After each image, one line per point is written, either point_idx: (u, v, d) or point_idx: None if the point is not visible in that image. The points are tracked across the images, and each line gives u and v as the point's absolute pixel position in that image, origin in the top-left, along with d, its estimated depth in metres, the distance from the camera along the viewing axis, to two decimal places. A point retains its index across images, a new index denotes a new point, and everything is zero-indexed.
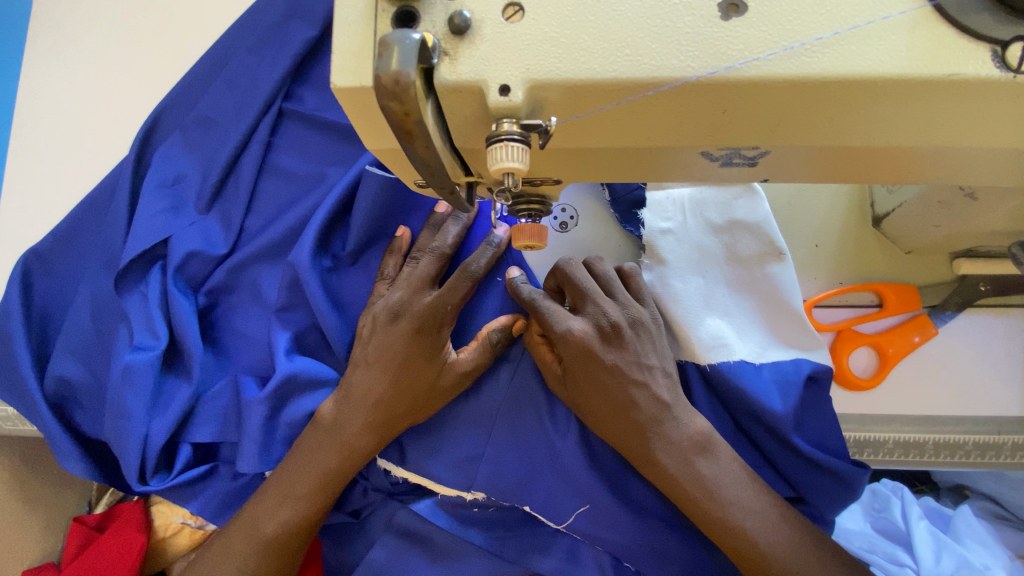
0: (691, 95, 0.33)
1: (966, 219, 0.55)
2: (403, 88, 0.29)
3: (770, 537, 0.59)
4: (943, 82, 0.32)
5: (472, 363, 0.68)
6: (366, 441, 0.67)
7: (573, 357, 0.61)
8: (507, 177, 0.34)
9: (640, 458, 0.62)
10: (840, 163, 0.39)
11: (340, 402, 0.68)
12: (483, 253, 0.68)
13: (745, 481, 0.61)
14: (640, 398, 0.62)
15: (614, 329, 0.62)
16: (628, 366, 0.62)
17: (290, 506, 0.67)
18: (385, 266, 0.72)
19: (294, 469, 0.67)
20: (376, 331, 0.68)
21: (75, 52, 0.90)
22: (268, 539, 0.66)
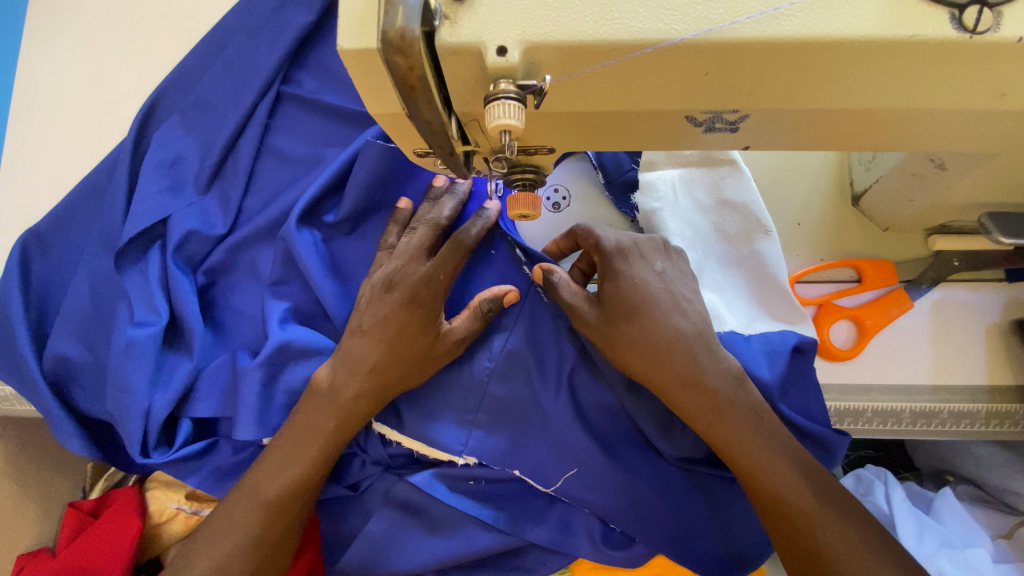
0: (677, 55, 0.35)
1: (937, 191, 0.58)
2: (407, 44, 0.34)
3: (793, 481, 0.60)
4: (906, 44, 0.34)
5: (464, 330, 0.68)
6: (363, 407, 0.68)
7: (623, 259, 0.64)
8: (504, 135, 0.37)
9: (689, 375, 0.61)
10: (816, 126, 0.42)
11: (338, 367, 0.69)
12: (474, 223, 0.69)
13: (772, 418, 0.63)
14: (688, 311, 0.64)
15: (663, 244, 0.68)
16: (675, 279, 0.66)
17: (295, 465, 0.68)
18: (386, 235, 0.74)
19: (296, 432, 0.68)
20: (370, 300, 0.69)
21: (73, 37, 0.91)
22: (269, 502, 0.67)
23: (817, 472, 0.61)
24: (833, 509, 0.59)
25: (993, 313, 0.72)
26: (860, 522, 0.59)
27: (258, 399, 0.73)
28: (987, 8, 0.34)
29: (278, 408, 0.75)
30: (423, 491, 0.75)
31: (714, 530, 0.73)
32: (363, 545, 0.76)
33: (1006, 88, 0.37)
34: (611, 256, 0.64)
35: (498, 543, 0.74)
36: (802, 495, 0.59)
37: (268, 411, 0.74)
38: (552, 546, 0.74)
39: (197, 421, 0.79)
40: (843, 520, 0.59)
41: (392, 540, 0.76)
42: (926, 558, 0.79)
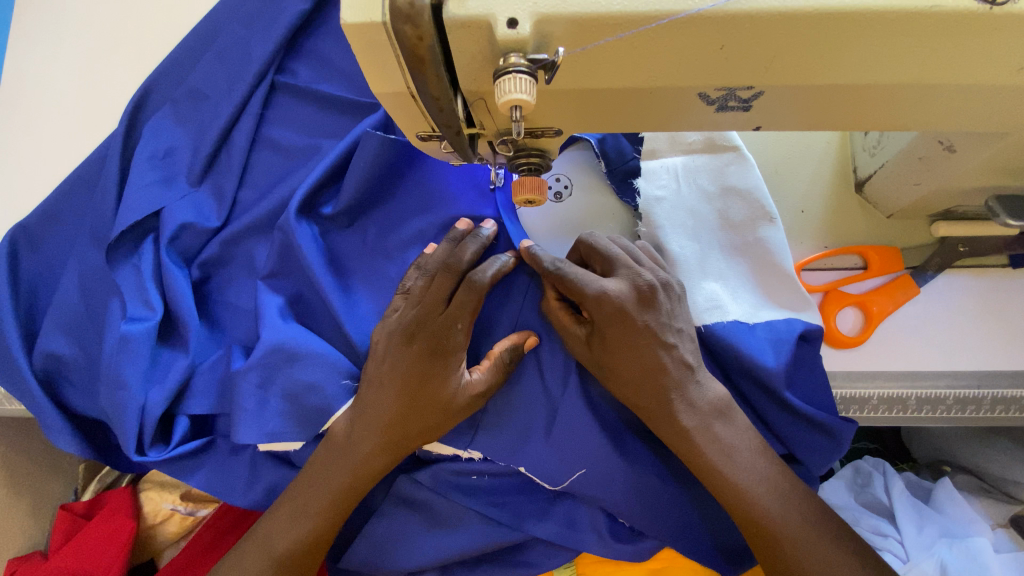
0: (691, 28, 0.34)
1: (945, 174, 0.57)
2: (416, 12, 0.34)
3: (782, 508, 0.60)
4: (926, 15, 0.34)
5: (484, 384, 0.66)
6: (380, 458, 0.67)
7: (607, 322, 0.61)
8: (514, 111, 0.36)
9: (659, 419, 0.63)
10: (831, 103, 0.41)
11: (354, 419, 0.67)
12: (470, 244, 0.66)
13: (760, 450, 0.63)
14: (667, 362, 0.62)
15: (648, 291, 0.62)
16: (658, 328, 0.62)
17: (302, 522, 0.67)
18: (406, 278, 0.69)
19: (302, 489, 0.68)
20: (388, 350, 0.66)
21: (61, 26, 0.89)
22: (280, 556, 0.66)
23: (796, 494, 0.61)
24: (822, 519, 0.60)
25: (996, 300, 0.72)
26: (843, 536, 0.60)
27: (256, 400, 0.70)
28: None
29: (274, 413, 0.70)
30: (426, 487, 0.74)
31: (721, 522, 0.72)
32: (365, 544, 0.75)
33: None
34: (598, 319, 0.61)
35: (502, 538, 0.73)
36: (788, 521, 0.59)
37: (265, 415, 0.70)
38: (556, 540, 0.73)
39: (194, 418, 0.77)
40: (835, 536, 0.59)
41: (394, 538, 0.75)
42: (927, 548, 0.80)
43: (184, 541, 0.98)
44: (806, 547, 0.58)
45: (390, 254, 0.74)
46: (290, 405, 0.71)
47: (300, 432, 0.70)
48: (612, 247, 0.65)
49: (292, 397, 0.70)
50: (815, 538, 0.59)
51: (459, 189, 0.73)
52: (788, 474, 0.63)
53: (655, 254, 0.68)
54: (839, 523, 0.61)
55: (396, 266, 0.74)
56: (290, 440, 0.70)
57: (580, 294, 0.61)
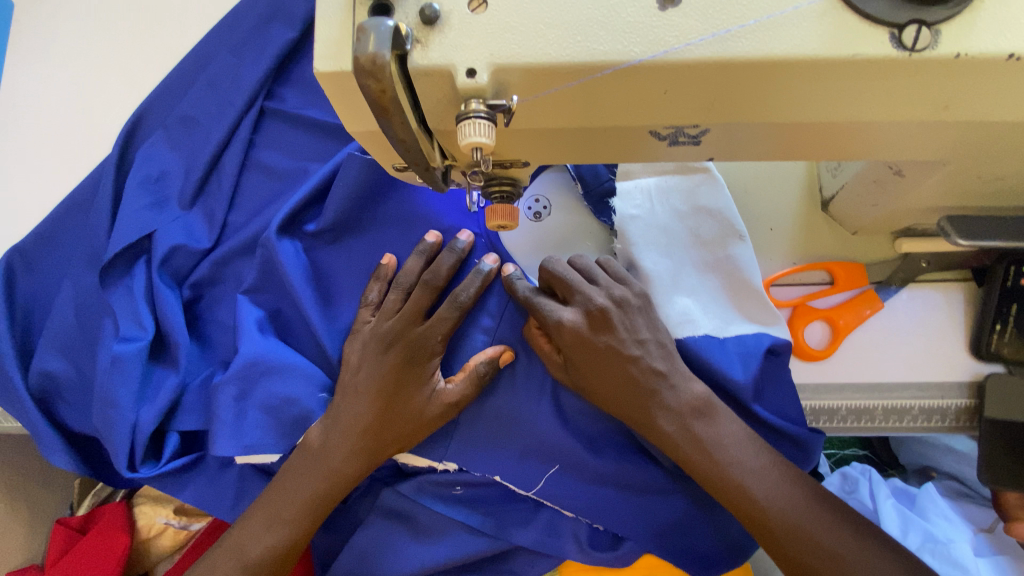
0: (636, 76, 0.37)
1: (898, 197, 0.60)
2: (379, 68, 0.33)
3: (771, 493, 0.62)
4: (850, 61, 0.36)
5: (458, 394, 0.69)
6: (355, 465, 0.69)
7: (569, 346, 0.65)
8: (476, 152, 0.39)
9: (639, 423, 0.66)
10: (776, 138, 0.44)
11: (329, 428, 0.69)
12: (445, 257, 0.70)
13: (746, 441, 0.64)
14: (635, 373, 0.65)
15: (603, 314, 0.65)
16: (620, 346, 0.65)
17: (277, 530, 0.69)
18: (369, 291, 0.73)
19: (278, 496, 0.70)
20: (365, 360, 0.70)
21: (56, 55, 0.92)
22: (253, 562, 0.68)
23: (785, 479, 0.63)
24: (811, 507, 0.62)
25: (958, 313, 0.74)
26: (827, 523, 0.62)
27: (236, 415, 0.72)
28: (926, 26, 0.36)
29: (254, 427, 0.72)
30: (411, 497, 0.77)
31: (700, 533, 0.73)
32: (353, 556, 0.77)
33: (948, 100, 0.39)
34: (565, 343, 0.65)
35: (484, 546, 0.75)
36: (782, 502, 0.62)
37: (245, 429, 0.72)
38: (539, 548, 0.74)
39: (184, 434, 0.79)
40: (824, 519, 0.62)
41: (379, 548, 0.76)
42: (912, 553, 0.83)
43: (179, 554, 0.99)
44: (796, 528, 0.61)
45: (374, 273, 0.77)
46: (274, 420, 0.73)
47: (280, 443, 0.73)
48: (568, 271, 0.68)
49: (273, 411, 0.73)
50: (801, 525, 0.61)
51: (441, 210, 0.76)
52: (774, 461, 0.64)
53: (619, 269, 0.71)
54: (825, 509, 0.63)
55: None
56: (268, 453, 0.73)
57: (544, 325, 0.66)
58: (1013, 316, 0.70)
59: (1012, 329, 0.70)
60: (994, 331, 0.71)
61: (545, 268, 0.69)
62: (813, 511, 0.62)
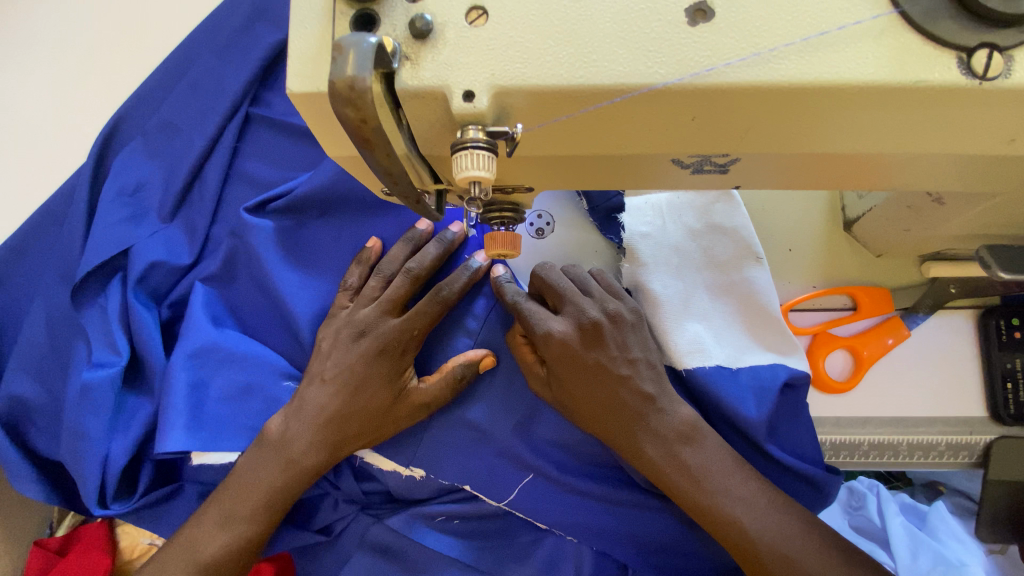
0: (659, 100, 0.32)
1: (935, 224, 0.55)
2: (358, 94, 0.28)
3: (763, 524, 0.56)
4: (911, 88, 0.31)
5: (431, 394, 0.65)
6: (315, 459, 0.64)
7: (556, 359, 0.60)
8: (473, 186, 0.34)
9: (624, 447, 0.61)
10: (813, 168, 0.39)
11: (291, 416, 0.64)
12: (432, 247, 0.66)
13: (734, 468, 0.59)
14: (624, 394, 0.60)
15: (593, 328, 0.60)
16: (608, 363, 0.60)
17: (229, 529, 0.62)
18: (349, 274, 0.68)
19: (231, 492, 0.63)
20: (334, 347, 0.65)
21: (31, 56, 0.87)
22: (205, 563, 0.61)
23: (777, 511, 0.57)
24: (816, 549, 0.56)
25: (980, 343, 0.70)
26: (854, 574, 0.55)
27: (191, 405, 0.66)
28: (998, 51, 0.31)
29: (209, 420, 0.67)
30: (402, 532, 0.71)
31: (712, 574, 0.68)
32: None
33: (1013, 133, 0.34)
34: (550, 356, 0.60)
35: None
36: (777, 537, 0.56)
37: (199, 424, 0.67)
38: None
39: (160, 463, 0.74)
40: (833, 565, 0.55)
41: None
42: None
43: None
44: (796, 566, 0.55)
45: None
46: (237, 415, 0.68)
47: (238, 438, 0.67)
48: (561, 279, 0.63)
49: (233, 401, 0.68)
50: (797, 559, 0.55)
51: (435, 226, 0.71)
52: (772, 498, 0.58)
53: (612, 282, 0.66)
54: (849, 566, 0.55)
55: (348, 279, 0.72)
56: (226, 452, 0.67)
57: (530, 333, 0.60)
58: (1019, 369, 0.67)
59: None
60: (1007, 388, 0.67)
61: (537, 273, 0.64)
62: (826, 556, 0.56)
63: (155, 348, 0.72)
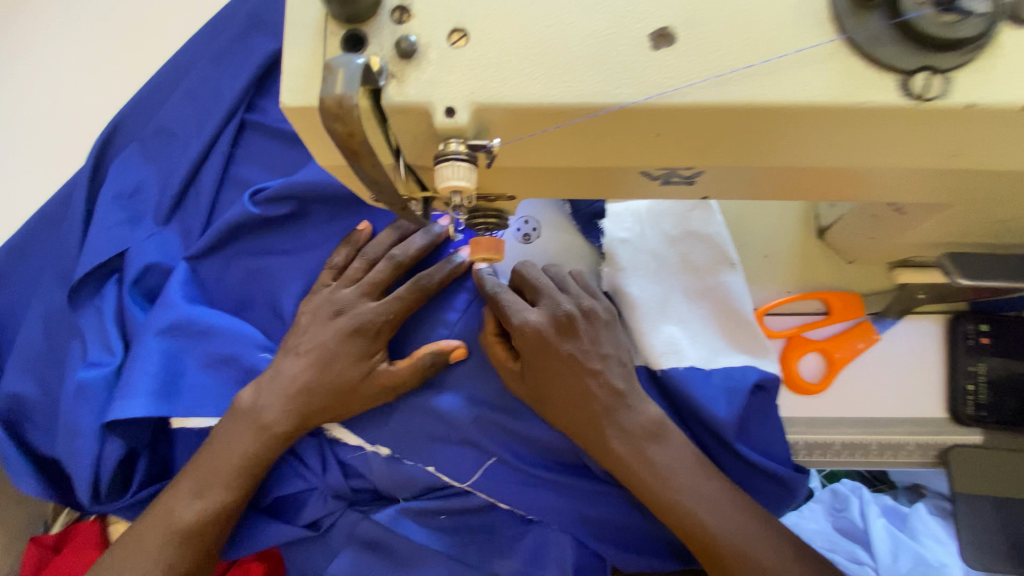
0: (626, 117, 0.35)
1: (898, 232, 0.58)
2: (346, 111, 0.30)
3: (724, 523, 0.59)
4: (856, 108, 0.34)
5: (398, 377, 0.66)
6: (287, 428, 0.66)
7: (531, 348, 0.61)
8: (455, 195, 0.36)
9: (590, 441, 0.62)
10: (774, 180, 0.42)
11: (265, 386, 0.66)
12: (418, 237, 0.69)
13: (697, 467, 0.61)
14: (594, 387, 0.62)
15: (568, 320, 0.63)
16: (581, 356, 0.62)
17: (205, 494, 0.64)
18: (336, 254, 0.71)
19: (207, 459, 0.66)
20: (312, 322, 0.68)
21: (32, 61, 0.88)
22: (182, 529, 0.63)
23: (743, 512, 0.60)
24: (772, 546, 0.58)
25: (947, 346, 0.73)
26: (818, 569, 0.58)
27: (156, 385, 0.68)
28: (937, 73, 0.34)
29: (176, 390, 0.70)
30: (389, 526, 0.73)
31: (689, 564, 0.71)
32: None
33: (957, 149, 0.37)
34: (525, 346, 0.61)
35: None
36: (735, 535, 0.58)
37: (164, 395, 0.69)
38: None
39: (154, 459, 0.75)
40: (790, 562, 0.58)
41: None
42: None
43: None
44: (753, 563, 0.57)
45: None
46: (205, 387, 0.71)
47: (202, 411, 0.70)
48: (539, 275, 0.66)
49: (202, 373, 0.71)
50: (754, 556, 0.57)
51: None
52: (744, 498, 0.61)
53: (589, 283, 0.69)
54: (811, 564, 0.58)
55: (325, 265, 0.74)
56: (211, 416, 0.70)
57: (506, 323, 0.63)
58: (980, 374, 0.70)
59: (983, 387, 0.70)
60: (967, 389, 0.70)
61: (517, 271, 0.67)
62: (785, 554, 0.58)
63: (134, 308, 0.75)
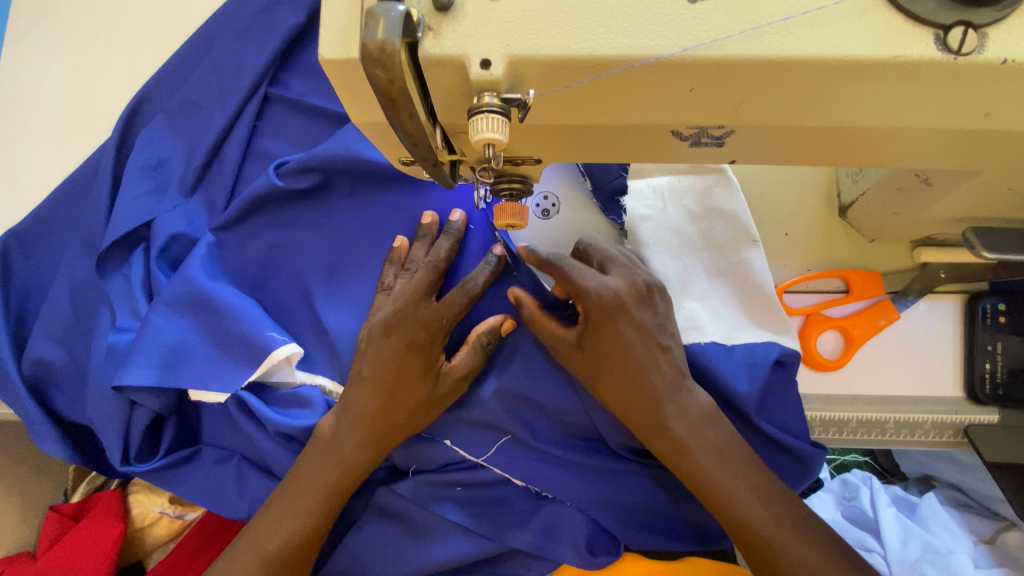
0: (661, 71, 0.35)
1: (924, 205, 0.58)
2: (388, 57, 0.31)
3: (774, 517, 0.59)
4: (892, 63, 0.34)
5: (466, 368, 0.69)
6: (369, 450, 0.67)
7: (607, 313, 0.58)
8: (488, 148, 0.37)
9: (651, 422, 0.61)
10: (800, 142, 0.42)
11: (339, 417, 0.67)
12: (443, 241, 0.71)
13: (746, 455, 0.62)
14: (663, 364, 0.61)
15: (645, 288, 0.62)
16: (655, 328, 0.62)
17: (293, 521, 0.66)
18: (384, 275, 0.71)
19: (295, 486, 0.67)
20: (368, 346, 0.67)
21: (59, 35, 0.90)
22: (272, 556, 0.65)
23: (778, 496, 0.61)
24: (812, 538, 0.59)
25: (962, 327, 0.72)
26: (829, 546, 0.59)
27: (162, 356, 0.71)
28: (972, 29, 0.34)
29: (191, 359, 0.72)
30: (406, 496, 0.74)
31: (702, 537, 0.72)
32: (346, 555, 0.74)
33: (990, 108, 0.37)
34: (597, 310, 0.58)
35: (478, 548, 0.71)
36: (781, 530, 0.59)
37: (175, 365, 0.71)
38: (536, 552, 0.70)
39: (182, 424, 0.78)
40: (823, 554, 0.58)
41: (373, 551, 0.74)
42: (908, 565, 0.79)
43: (172, 544, 0.95)
44: (796, 556, 0.58)
45: (372, 268, 0.74)
46: (221, 353, 0.72)
47: (214, 382, 0.70)
48: (606, 246, 0.65)
49: (217, 342, 0.72)
50: (798, 551, 0.58)
51: (445, 205, 0.74)
52: (768, 476, 0.61)
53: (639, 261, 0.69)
54: (822, 539, 0.59)
55: (342, 242, 0.75)
56: (215, 392, 0.70)
57: (579, 285, 0.58)
58: (998, 353, 0.70)
59: (1000, 367, 0.70)
60: (984, 370, 0.70)
61: (582, 243, 0.67)
62: (819, 545, 0.59)
63: (159, 273, 0.77)
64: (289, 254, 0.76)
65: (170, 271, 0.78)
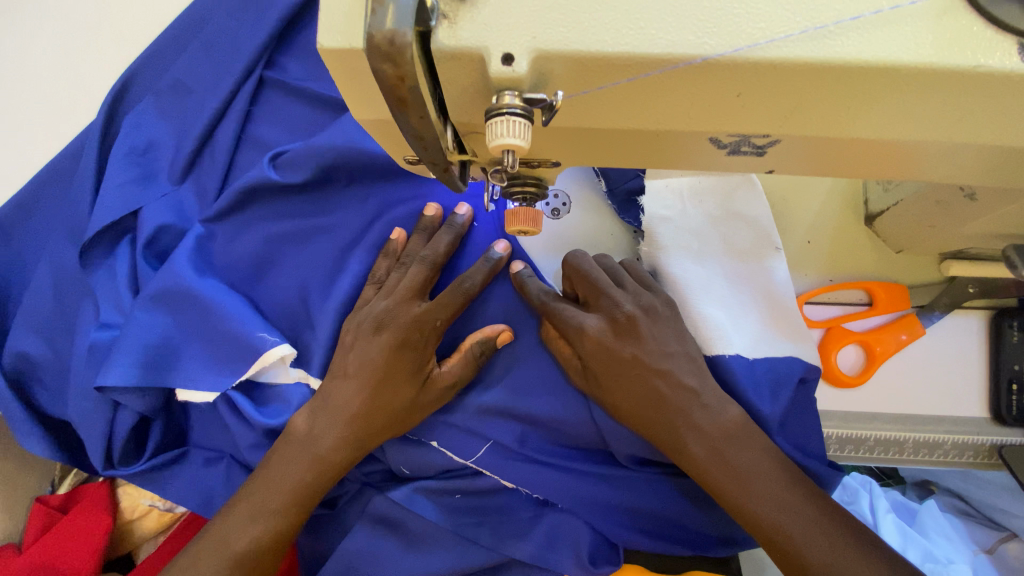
0: (707, 73, 0.31)
1: (964, 220, 0.55)
2: (398, 51, 0.27)
3: (814, 538, 0.52)
4: (970, 73, 0.30)
5: (454, 375, 0.66)
6: (347, 452, 0.63)
7: (592, 354, 0.60)
8: (507, 154, 0.32)
9: (664, 442, 0.59)
10: (848, 155, 0.38)
11: (316, 412, 0.64)
12: (444, 235, 0.67)
13: (779, 472, 0.56)
14: (663, 388, 0.59)
15: (626, 322, 0.60)
16: (646, 357, 0.60)
17: (261, 523, 0.61)
18: (377, 267, 0.69)
19: (263, 484, 0.62)
20: (356, 341, 0.65)
21: (43, 9, 0.84)
22: (237, 557, 0.59)
23: (824, 517, 0.54)
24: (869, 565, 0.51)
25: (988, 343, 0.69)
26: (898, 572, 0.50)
27: (147, 355, 0.67)
28: None
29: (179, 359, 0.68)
30: (402, 505, 0.70)
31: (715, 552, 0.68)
32: (338, 566, 0.70)
33: None
34: (586, 351, 0.60)
35: (478, 558, 0.68)
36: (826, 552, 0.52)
37: (162, 365, 0.68)
38: (536, 563, 0.67)
39: (169, 425, 0.74)
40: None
41: (366, 560, 0.70)
42: None
43: (162, 538, 0.92)
44: None
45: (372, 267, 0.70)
46: (210, 355, 0.68)
47: (203, 383, 0.67)
48: (594, 269, 0.63)
49: (205, 341, 0.68)
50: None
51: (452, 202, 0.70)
52: (811, 496, 0.55)
53: (644, 275, 0.66)
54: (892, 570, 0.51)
55: (340, 238, 0.71)
56: (203, 392, 0.67)
57: (565, 331, 0.61)
58: None
59: None
60: (1012, 390, 0.67)
61: (572, 259, 0.64)
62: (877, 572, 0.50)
63: (144, 266, 0.73)
64: (284, 249, 0.72)
65: (157, 265, 0.74)
